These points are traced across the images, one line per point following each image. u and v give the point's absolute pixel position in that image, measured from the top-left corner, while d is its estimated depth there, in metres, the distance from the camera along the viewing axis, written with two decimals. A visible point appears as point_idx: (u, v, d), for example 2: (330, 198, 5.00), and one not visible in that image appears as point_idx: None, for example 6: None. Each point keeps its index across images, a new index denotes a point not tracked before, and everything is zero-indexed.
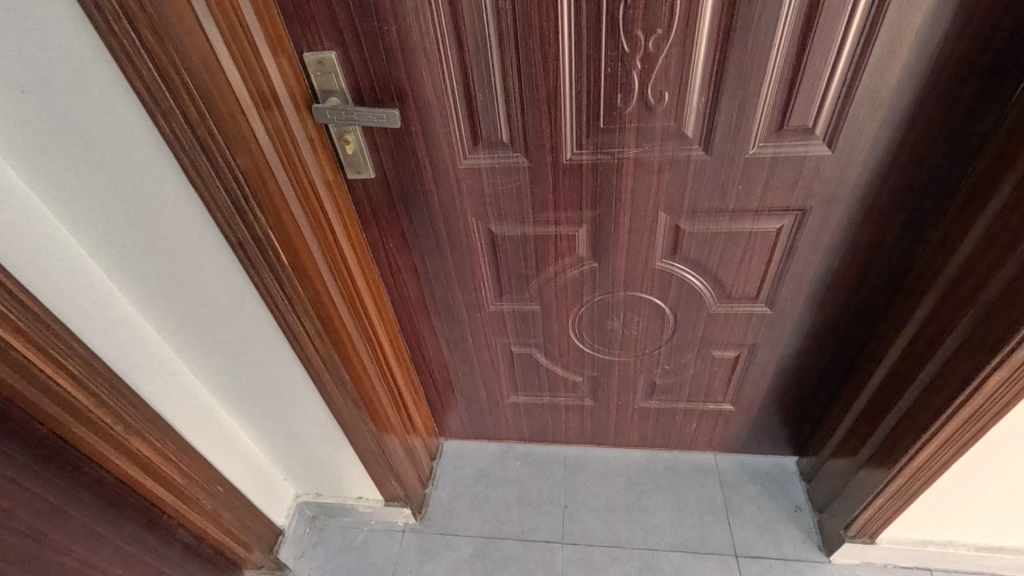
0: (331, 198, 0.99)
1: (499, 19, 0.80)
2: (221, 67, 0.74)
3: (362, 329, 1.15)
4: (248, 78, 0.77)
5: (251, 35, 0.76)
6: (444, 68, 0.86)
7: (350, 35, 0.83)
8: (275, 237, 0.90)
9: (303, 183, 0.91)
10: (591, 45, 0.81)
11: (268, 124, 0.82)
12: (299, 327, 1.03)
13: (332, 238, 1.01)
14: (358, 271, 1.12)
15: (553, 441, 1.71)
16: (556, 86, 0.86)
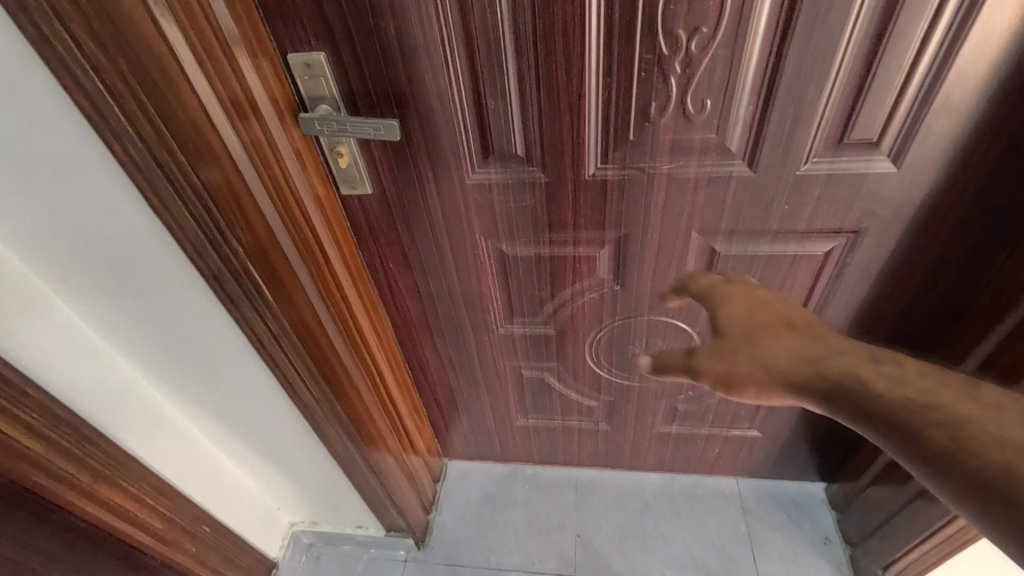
0: (323, 217, 0.88)
1: (516, 17, 0.68)
2: (184, 72, 0.63)
3: (358, 357, 1.05)
4: (219, 85, 0.66)
5: (222, 35, 0.65)
6: (450, 72, 0.74)
7: (342, 34, 0.71)
8: (253, 264, 0.80)
9: (289, 203, 0.80)
10: (623, 46, 0.69)
11: (245, 139, 0.71)
12: (285, 359, 0.93)
13: (324, 262, 0.90)
14: (354, 296, 1.01)
15: (564, 463, 1.61)
16: (580, 92, 0.74)
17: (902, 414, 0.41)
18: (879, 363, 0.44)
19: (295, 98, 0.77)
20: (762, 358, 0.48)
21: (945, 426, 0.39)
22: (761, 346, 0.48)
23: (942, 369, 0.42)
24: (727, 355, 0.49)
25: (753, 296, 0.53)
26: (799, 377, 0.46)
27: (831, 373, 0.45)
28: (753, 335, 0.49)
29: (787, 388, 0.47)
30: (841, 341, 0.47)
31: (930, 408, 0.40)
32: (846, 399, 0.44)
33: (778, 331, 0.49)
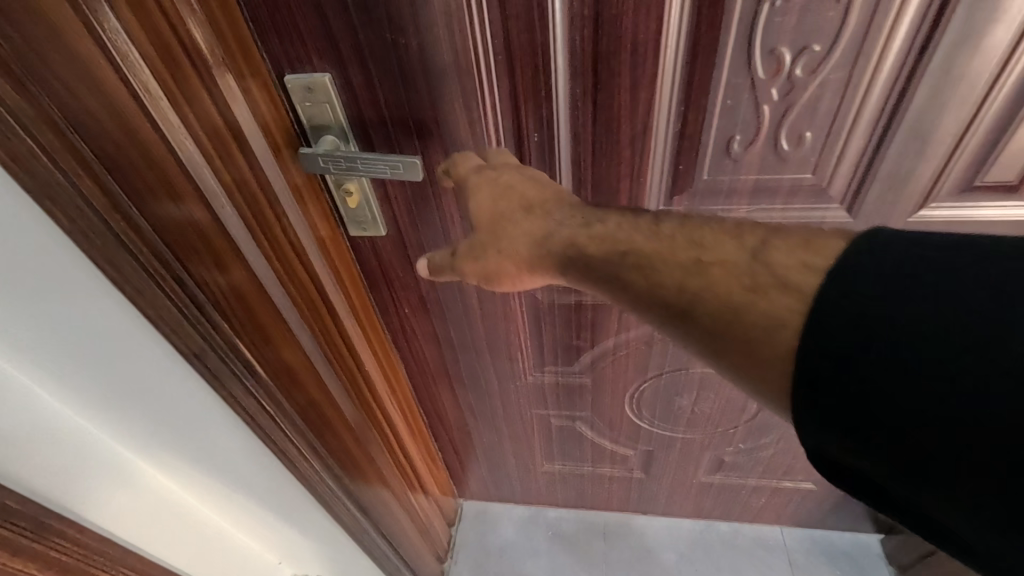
0: (326, 264, 0.74)
1: (570, 32, 0.54)
2: (141, 105, 0.49)
3: (361, 408, 0.92)
4: (190, 119, 0.52)
5: (196, 55, 0.51)
6: (485, 99, 0.59)
7: (350, 53, 0.57)
8: (238, 330, 0.65)
9: (281, 253, 0.66)
10: (706, 68, 0.54)
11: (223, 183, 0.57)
12: (285, 432, 0.79)
13: (325, 314, 0.76)
14: (363, 349, 0.87)
15: (590, 507, 1.47)
16: (648, 124, 0.59)
17: (613, 267, 0.47)
18: (587, 227, 0.50)
19: (294, 128, 0.63)
20: (505, 247, 0.53)
21: (638, 269, 0.46)
22: (503, 237, 0.53)
23: (622, 213, 0.50)
24: (479, 253, 0.55)
25: (497, 184, 0.56)
26: (537, 257, 0.52)
27: (556, 249, 0.51)
28: (498, 230, 0.54)
29: (532, 269, 0.53)
30: (559, 209, 0.53)
31: (629, 255, 0.47)
32: (577, 263, 0.50)
33: (517, 218, 0.53)
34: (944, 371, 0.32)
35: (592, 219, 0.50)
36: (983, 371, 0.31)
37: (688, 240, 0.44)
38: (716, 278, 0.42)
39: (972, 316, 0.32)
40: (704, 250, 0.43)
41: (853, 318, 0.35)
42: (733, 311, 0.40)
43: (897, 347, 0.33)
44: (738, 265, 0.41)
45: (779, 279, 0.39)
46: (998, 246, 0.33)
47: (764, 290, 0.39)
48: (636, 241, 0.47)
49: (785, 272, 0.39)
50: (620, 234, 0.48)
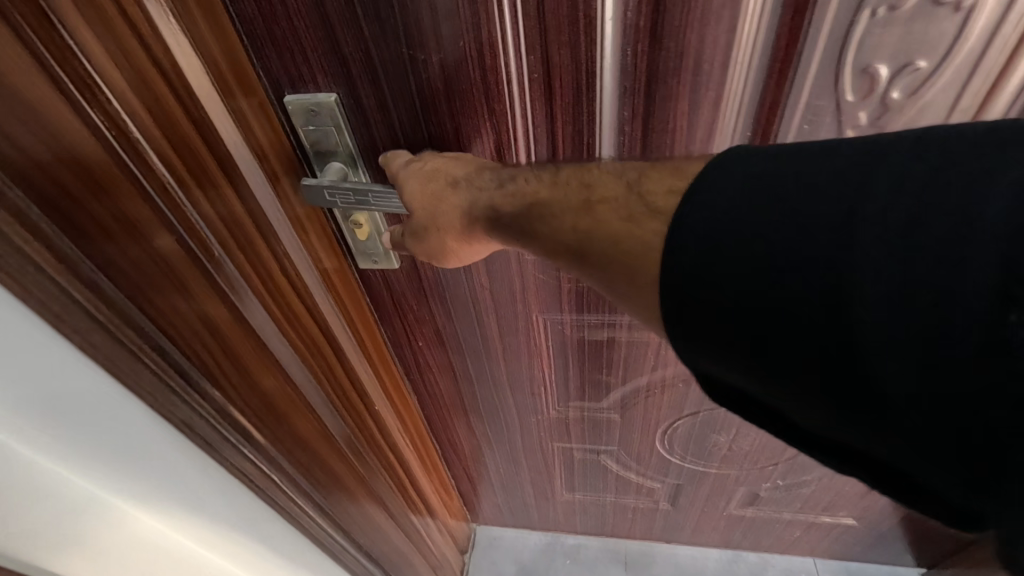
0: (333, 303, 0.66)
1: (621, 47, 0.45)
2: (112, 143, 0.39)
3: (371, 451, 0.84)
4: (172, 157, 0.43)
5: (175, 77, 0.42)
6: (517, 123, 0.51)
7: (360, 70, 0.49)
8: (238, 395, 0.55)
9: (283, 300, 0.57)
10: (784, 88, 0.46)
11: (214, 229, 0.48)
12: (295, 496, 0.69)
13: (333, 359, 0.68)
14: (373, 389, 0.79)
15: (611, 534, 1.40)
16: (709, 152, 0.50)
17: (523, 221, 0.47)
18: (502, 186, 0.48)
19: (294, 154, 0.55)
20: (436, 217, 0.51)
21: (540, 215, 0.45)
22: (438, 211, 0.50)
23: (530, 165, 0.49)
24: (419, 234, 0.52)
25: (425, 173, 0.50)
26: (466, 220, 0.50)
27: (477, 208, 0.49)
28: (432, 203, 0.50)
29: (466, 235, 0.52)
30: (484, 172, 0.50)
31: (534, 207, 0.46)
32: (500, 222, 0.48)
33: (444, 188, 0.50)
34: (773, 269, 0.32)
35: (502, 173, 0.49)
36: (805, 265, 0.31)
37: (581, 183, 0.44)
38: (602, 217, 0.41)
39: (795, 216, 0.32)
40: (592, 190, 0.43)
41: (704, 219, 0.35)
42: (612, 245, 0.40)
43: (731, 245, 0.34)
44: (616, 200, 0.41)
45: (648, 207, 0.39)
46: (832, 148, 0.34)
47: (635, 219, 0.39)
48: (533, 187, 0.46)
49: (649, 201, 0.39)
50: (519, 182, 0.47)
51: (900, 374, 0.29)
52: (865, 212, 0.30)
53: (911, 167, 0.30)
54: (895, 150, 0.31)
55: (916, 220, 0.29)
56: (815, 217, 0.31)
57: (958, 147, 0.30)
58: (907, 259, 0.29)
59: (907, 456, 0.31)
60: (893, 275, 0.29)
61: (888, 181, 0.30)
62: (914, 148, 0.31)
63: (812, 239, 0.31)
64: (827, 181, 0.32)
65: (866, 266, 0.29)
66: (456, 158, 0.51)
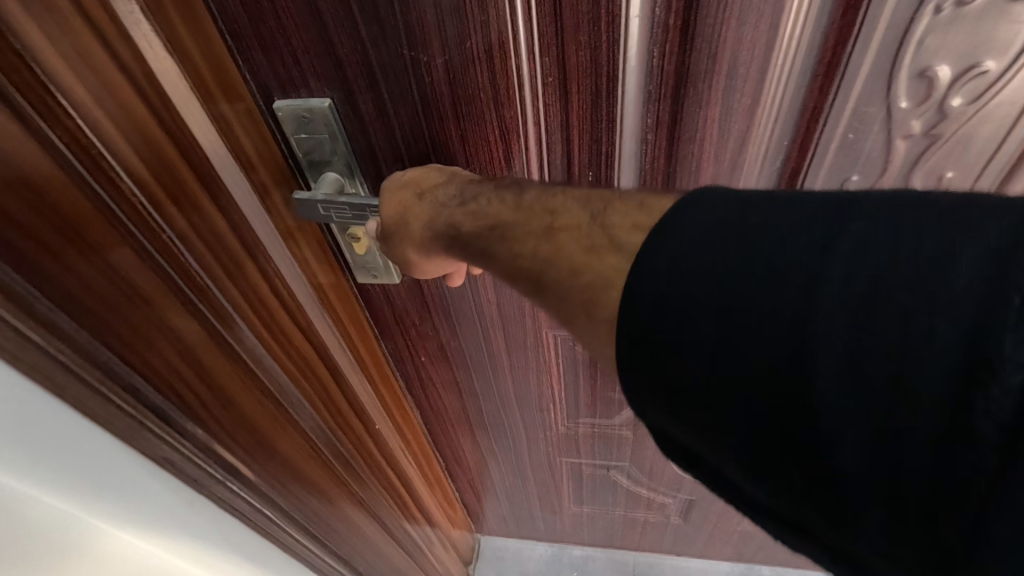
0: (330, 325, 0.61)
1: (649, 47, 0.40)
2: (77, 161, 0.35)
3: (370, 472, 0.80)
4: (144, 174, 0.38)
5: (148, 86, 0.37)
6: (530, 131, 0.46)
7: (356, 73, 0.44)
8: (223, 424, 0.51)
9: (273, 324, 0.53)
10: (829, 94, 0.41)
11: (194, 251, 0.43)
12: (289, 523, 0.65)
13: (329, 382, 0.64)
14: (373, 407, 0.75)
15: (619, 547, 1.35)
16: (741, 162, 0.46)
17: (483, 242, 0.44)
18: (464, 204, 0.44)
19: (286, 164, 0.50)
20: (403, 231, 0.47)
21: (501, 237, 0.42)
22: (410, 225, 0.47)
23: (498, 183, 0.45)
24: (392, 245, 0.48)
25: (402, 182, 0.47)
26: (431, 237, 0.47)
27: (441, 224, 0.46)
28: (404, 218, 0.46)
29: (431, 251, 0.48)
30: (450, 185, 0.46)
31: (496, 228, 0.43)
32: (464, 241, 0.45)
33: (412, 201, 0.46)
34: (727, 336, 0.30)
35: (468, 189, 0.45)
36: (767, 332, 0.29)
37: (544, 207, 0.41)
38: (562, 244, 0.38)
39: (761, 273, 0.29)
40: (556, 216, 0.40)
41: (665, 268, 0.31)
42: (568, 273, 0.37)
43: (687, 307, 0.31)
44: (579, 228, 0.38)
45: (608, 239, 0.36)
46: (810, 199, 0.30)
47: (594, 252, 0.36)
48: (497, 209, 0.43)
49: (612, 233, 0.36)
50: (483, 202, 0.44)
51: (854, 455, 0.27)
52: (826, 279, 0.27)
53: (875, 233, 0.27)
54: (857, 210, 0.28)
55: (876, 295, 0.26)
56: (770, 284, 0.29)
57: (923, 210, 0.27)
58: (867, 339, 0.26)
59: (841, 529, 0.30)
60: (848, 355, 0.27)
61: (847, 248, 0.27)
62: (891, 209, 0.28)
63: (766, 308, 0.29)
64: (797, 237, 0.29)
65: (822, 343, 0.27)
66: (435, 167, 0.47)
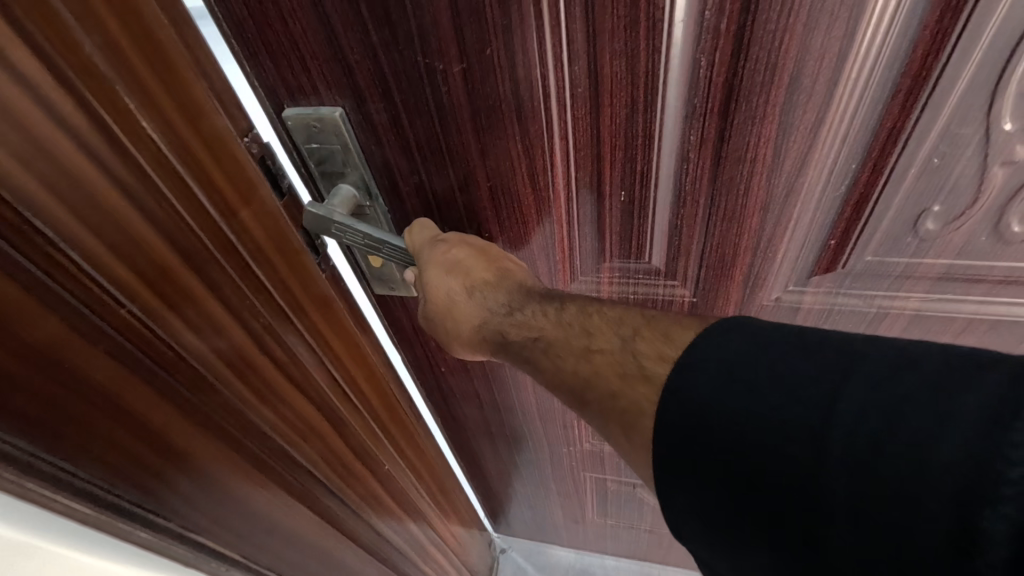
0: (337, 370, 0.53)
1: (695, 56, 0.35)
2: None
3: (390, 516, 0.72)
4: (86, 234, 0.28)
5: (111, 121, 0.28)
6: (557, 144, 0.42)
7: (369, 81, 0.41)
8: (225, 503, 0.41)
9: (267, 386, 0.43)
10: (912, 112, 0.34)
11: (157, 318, 0.33)
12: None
13: (336, 440, 0.54)
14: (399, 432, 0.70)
15: (643, 561, 1.31)
16: (797, 183, 0.40)
17: (527, 350, 0.45)
18: (511, 313, 0.46)
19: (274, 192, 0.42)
20: (451, 322, 0.48)
21: (545, 351, 0.43)
22: (454, 311, 0.47)
23: (544, 293, 0.45)
24: (431, 318, 0.49)
25: (448, 261, 0.45)
26: (471, 336, 0.48)
27: (489, 329, 0.47)
28: (448, 306, 0.47)
29: (471, 344, 0.49)
30: (500, 291, 0.46)
31: (540, 340, 0.44)
32: (508, 347, 0.46)
33: (459, 294, 0.46)
34: (756, 452, 0.31)
35: (514, 298, 0.46)
36: (780, 462, 0.30)
37: (583, 329, 0.42)
38: (599, 365, 0.40)
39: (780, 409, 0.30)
40: (592, 337, 0.41)
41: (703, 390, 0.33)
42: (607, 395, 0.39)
43: (726, 420, 0.32)
44: (611, 353, 0.39)
45: (640, 370, 0.37)
46: (832, 338, 0.32)
47: (628, 380, 0.37)
48: (540, 322, 0.44)
49: (646, 367, 0.37)
50: (529, 313, 0.45)
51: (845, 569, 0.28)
52: (834, 417, 0.29)
53: (911, 374, 0.28)
54: (872, 356, 0.29)
55: (903, 426, 0.27)
56: (801, 411, 0.30)
57: (945, 362, 0.28)
58: (871, 475, 0.27)
59: None
60: (876, 482, 0.27)
61: (861, 394, 0.28)
62: (904, 355, 0.29)
63: (795, 433, 0.30)
64: (815, 374, 0.30)
65: (851, 469, 0.27)
66: (485, 256, 0.46)
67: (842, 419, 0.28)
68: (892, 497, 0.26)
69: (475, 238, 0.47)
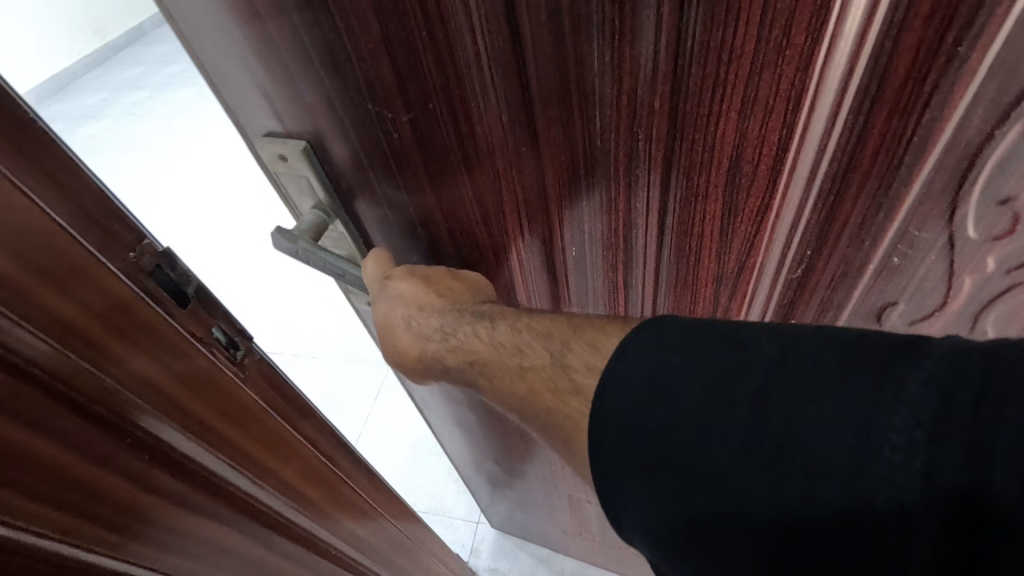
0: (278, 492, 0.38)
1: (631, 130, 0.33)
2: None
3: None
4: None
5: None
6: (510, 197, 0.40)
7: (325, 120, 0.39)
8: None
9: (164, 529, 0.29)
10: (866, 211, 0.32)
11: None
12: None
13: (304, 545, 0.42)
14: (392, 538, 0.57)
15: None
16: (765, 232, 0.35)
17: (467, 374, 0.41)
18: (444, 338, 0.42)
19: (169, 301, 0.29)
20: (397, 348, 0.46)
21: (481, 372, 0.40)
22: (399, 334, 0.45)
23: (476, 309, 0.42)
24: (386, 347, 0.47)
25: (393, 294, 0.44)
26: (413, 359, 0.45)
27: (427, 350, 0.44)
28: (390, 326, 0.45)
29: (413, 370, 0.47)
30: (438, 317, 0.43)
31: (475, 361, 0.40)
32: (450, 372, 0.43)
33: (395, 313, 0.44)
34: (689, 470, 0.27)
35: (445, 320, 0.42)
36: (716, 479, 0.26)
37: (514, 348, 0.38)
38: (532, 385, 0.36)
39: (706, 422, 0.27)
40: (524, 355, 0.37)
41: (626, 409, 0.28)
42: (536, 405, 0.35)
43: (646, 430, 0.28)
44: (543, 369, 0.35)
45: (570, 383, 0.33)
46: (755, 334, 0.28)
47: (560, 395, 0.34)
48: (472, 344, 0.40)
49: (572, 376, 0.33)
50: (460, 333, 0.41)
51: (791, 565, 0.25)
52: (768, 427, 0.25)
53: (806, 358, 0.26)
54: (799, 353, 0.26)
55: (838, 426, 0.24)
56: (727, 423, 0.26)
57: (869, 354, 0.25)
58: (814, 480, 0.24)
59: None
60: (796, 483, 0.24)
61: (790, 398, 0.25)
62: (826, 348, 0.26)
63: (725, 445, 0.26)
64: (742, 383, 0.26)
65: (768, 474, 0.25)
66: (430, 285, 0.44)
67: (764, 422, 0.25)
68: (829, 500, 0.24)
69: (434, 269, 0.44)
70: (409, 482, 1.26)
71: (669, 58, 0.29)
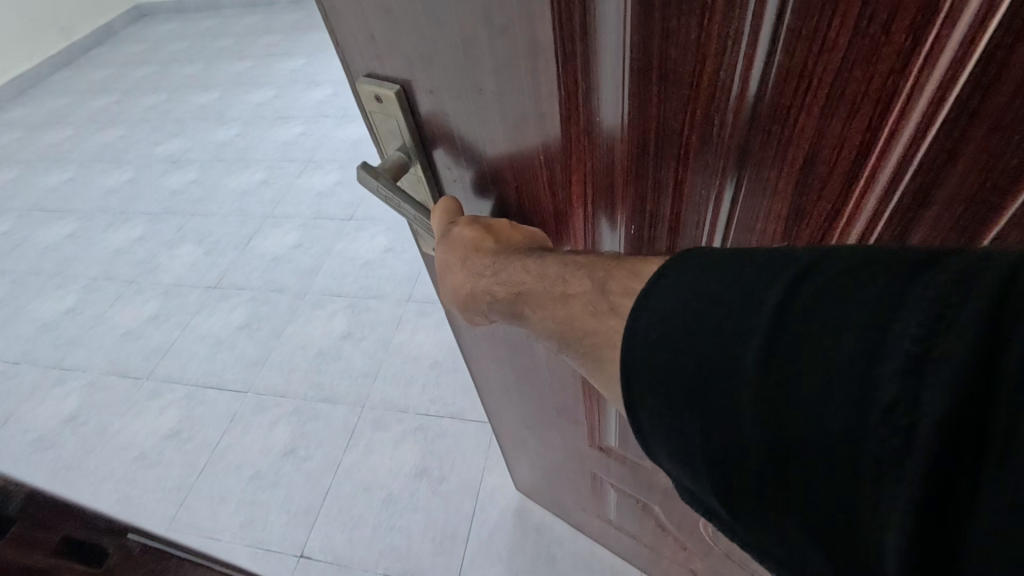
0: None
1: (708, 115, 0.32)
2: None
3: None
4: None
5: None
6: (583, 157, 0.39)
7: (413, 57, 0.37)
8: None
9: None
10: (948, 229, 0.30)
11: None
12: None
13: None
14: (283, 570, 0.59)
15: None
16: (846, 216, 0.32)
17: (510, 305, 0.40)
18: (495, 274, 0.41)
19: None
20: (455, 294, 0.45)
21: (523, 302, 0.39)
22: (453, 274, 0.44)
23: (529, 249, 0.40)
24: (442, 287, 0.47)
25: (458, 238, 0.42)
26: (458, 294, 0.45)
27: (475, 289, 0.43)
28: (444, 267, 0.44)
29: (460, 308, 0.46)
30: (498, 258, 0.41)
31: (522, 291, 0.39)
32: (495, 305, 0.42)
33: (453, 248, 0.43)
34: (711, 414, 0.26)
35: (499, 260, 0.41)
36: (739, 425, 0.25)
37: (559, 278, 0.36)
38: (571, 312, 0.35)
39: (729, 363, 0.25)
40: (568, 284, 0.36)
41: (656, 342, 0.28)
42: (573, 328, 0.35)
43: (670, 373, 0.27)
44: (584, 294, 0.34)
45: (608, 305, 0.33)
46: (790, 258, 0.26)
47: (597, 314, 0.33)
48: (520, 278, 0.39)
49: (610, 297, 0.33)
50: (512, 271, 0.40)
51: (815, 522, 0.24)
52: (795, 370, 0.23)
53: (837, 275, 0.24)
54: (835, 279, 0.24)
55: (861, 373, 0.22)
56: (745, 368, 0.25)
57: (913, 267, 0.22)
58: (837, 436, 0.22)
59: None
60: (822, 426, 0.23)
61: (821, 327, 0.23)
62: (867, 270, 0.23)
63: (744, 392, 0.25)
64: (770, 314, 0.25)
65: (793, 420, 0.23)
66: (489, 231, 0.42)
67: (790, 364, 0.24)
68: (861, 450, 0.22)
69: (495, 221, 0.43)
70: (384, 541, 1.25)
71: (754, 42, 0.28)
